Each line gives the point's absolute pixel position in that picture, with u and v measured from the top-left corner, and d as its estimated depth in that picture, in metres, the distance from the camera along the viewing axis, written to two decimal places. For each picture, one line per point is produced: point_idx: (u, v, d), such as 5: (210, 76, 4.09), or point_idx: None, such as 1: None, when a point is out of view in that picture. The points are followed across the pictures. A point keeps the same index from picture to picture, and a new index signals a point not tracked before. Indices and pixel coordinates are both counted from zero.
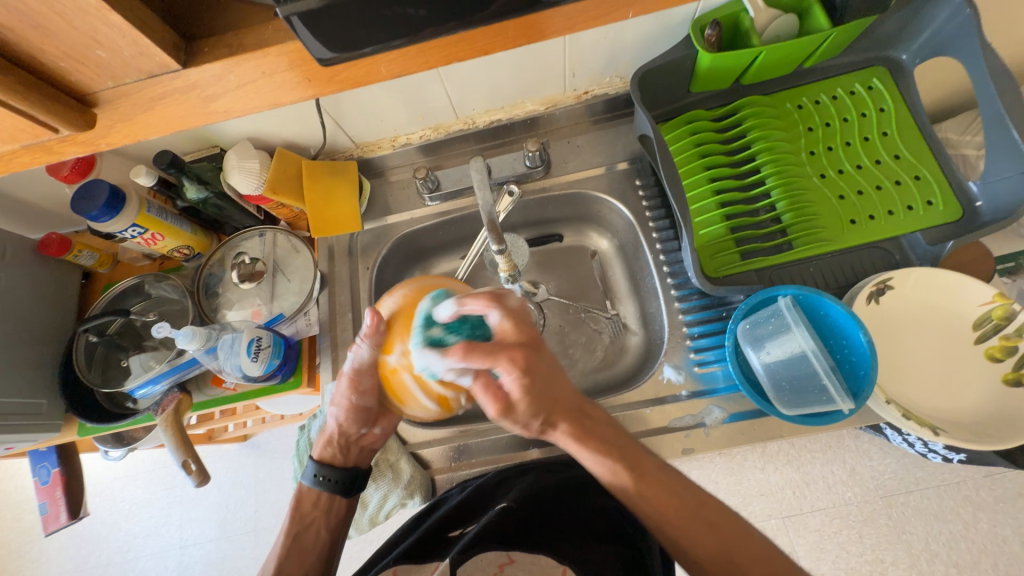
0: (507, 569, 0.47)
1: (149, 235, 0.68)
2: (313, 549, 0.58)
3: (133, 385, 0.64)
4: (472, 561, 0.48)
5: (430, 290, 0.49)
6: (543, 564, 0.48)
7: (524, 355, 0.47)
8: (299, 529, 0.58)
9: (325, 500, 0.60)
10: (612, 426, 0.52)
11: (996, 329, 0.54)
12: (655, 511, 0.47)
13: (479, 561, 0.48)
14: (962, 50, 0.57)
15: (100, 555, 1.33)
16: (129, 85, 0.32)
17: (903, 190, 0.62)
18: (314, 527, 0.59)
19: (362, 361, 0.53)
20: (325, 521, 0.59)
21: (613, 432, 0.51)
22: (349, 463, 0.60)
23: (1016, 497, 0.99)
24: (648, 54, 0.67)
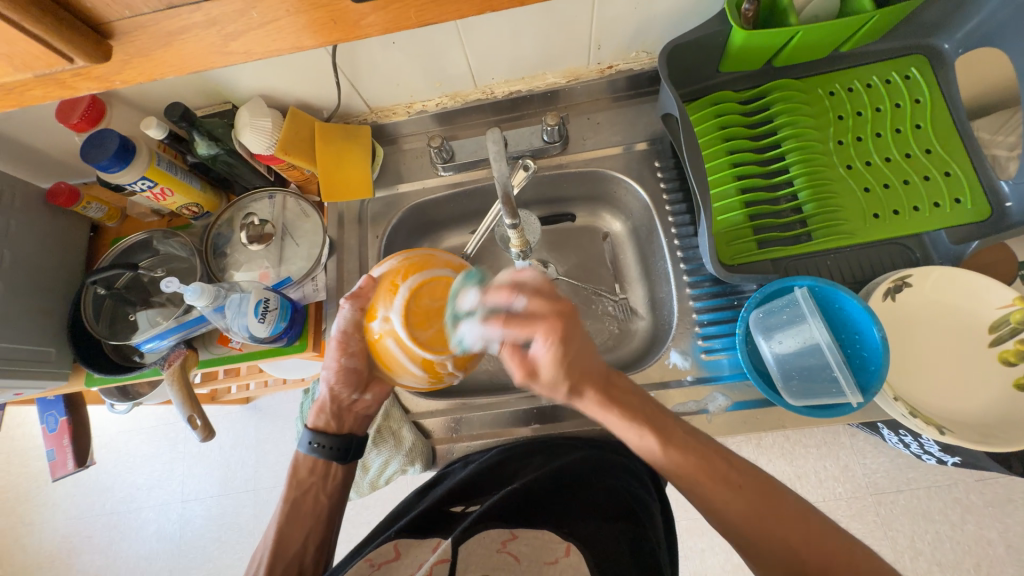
0: (511, 545, 0.54)
1: (159, 189, 0.67)
2: (312, 516, 0.60)
3: (140, 338, 0.64)
4: (472, 543, 0.53)
5: (417, 259, 0.51)
6: (543, 540, 0.55)
7: (559, 328, 0.44)
8: (301, 494, 0.60)
9: (323, 467, 0.62)
10: (636, 393, 0.50)
11: (1014, 333, 0.53)
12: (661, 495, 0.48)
13: (481, 541, 0.53)
14: (1013, 41, 0.54)
15: (104, 504, 1.37)
16: (146, 17, 0.31)
17: (931, 186, 0.60)
18: (313, 495, 0.60)
19: (348, 322, 0.56)
20: (325, 490, 0.61)
21: (638, 399, 0.50)
22: (344, 430, 0.63)
23: (1006, 502, 1.00)
24: (678, 29, 0.64)
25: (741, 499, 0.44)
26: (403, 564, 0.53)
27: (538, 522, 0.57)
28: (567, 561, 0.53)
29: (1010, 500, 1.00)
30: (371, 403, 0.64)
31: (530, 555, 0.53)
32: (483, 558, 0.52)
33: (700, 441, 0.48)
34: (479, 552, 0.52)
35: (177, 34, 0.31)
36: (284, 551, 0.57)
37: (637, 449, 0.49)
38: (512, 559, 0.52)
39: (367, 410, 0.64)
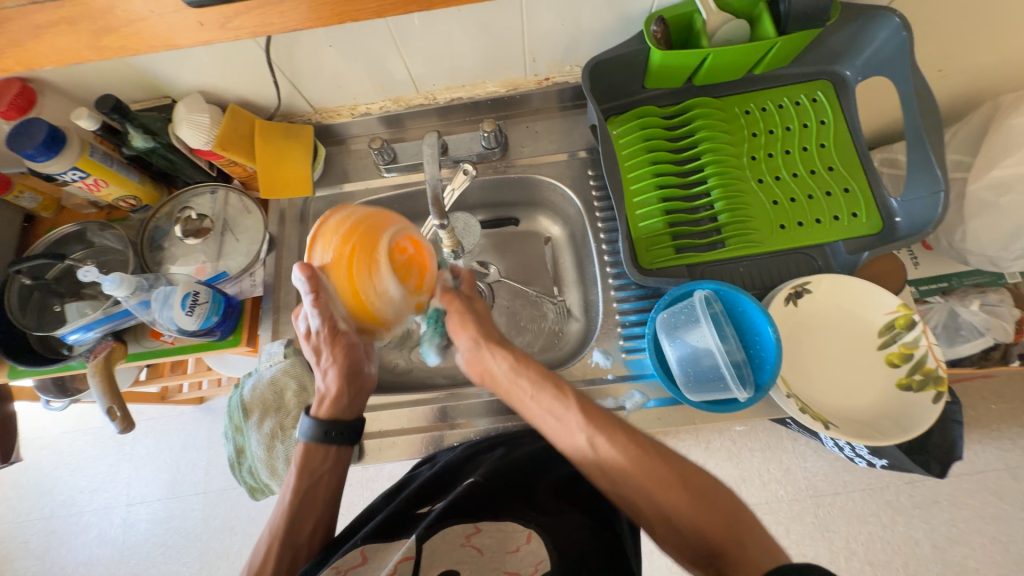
0: (474, 539, 0.52)
1: (91, 180, 0.67)
2: (321, 520, 0.59)
3: (65, 330, 0.63)
4: (436, 540, 0.51)
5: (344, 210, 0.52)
6: (508, 531, 0.53)
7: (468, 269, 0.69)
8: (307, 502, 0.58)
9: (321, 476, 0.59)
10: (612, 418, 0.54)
11: (897, 337, 0.58)
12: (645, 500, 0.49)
13: (446, 536, 0.52)
14: (899, 70, 0.60)
15: (43, 507, 1.31)
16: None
17: (832, 200, 0.65)
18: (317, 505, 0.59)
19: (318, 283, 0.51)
20: (326, 501, 0.59)
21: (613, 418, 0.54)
22: (338, 421, 0.60)
23: (931, 503, 1.06)
24: (605, 46, 0.68)
25: (666, 483, 0.48)
26: (370, 568, 0.50)
27: (505, 516, 0.55)
28: (529, 548, 0.51)
29: (935, 501, 1.06)
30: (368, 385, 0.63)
31: (492, 548, 0.51)
32: (447, 554, 0.50)
33: (607, 421, 0.53)
34: (443, 549, 0.50)
35: None
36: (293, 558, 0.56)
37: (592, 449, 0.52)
38: (475, 553, 0.51)
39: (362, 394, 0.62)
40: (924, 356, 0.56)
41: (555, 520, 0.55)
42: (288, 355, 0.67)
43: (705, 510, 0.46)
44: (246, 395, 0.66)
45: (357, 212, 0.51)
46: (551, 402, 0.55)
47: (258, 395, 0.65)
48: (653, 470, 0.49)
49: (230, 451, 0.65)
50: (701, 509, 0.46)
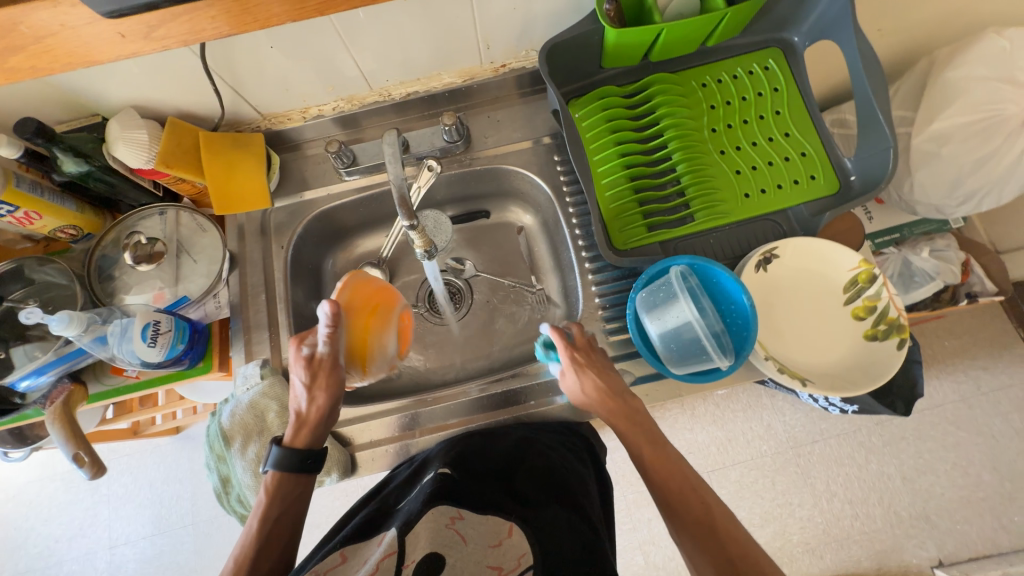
0: (456, 524, 0.50)
1: (22, 213, 0.61)
2: (281, 537, 0.50)
3: (14, 376, 0.59)
4: (420, 524, 0.50)
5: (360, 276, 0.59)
6: (489, 522, 0.51)
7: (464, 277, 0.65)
8: (270, 519, 0.50)
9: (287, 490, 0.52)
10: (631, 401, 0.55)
11: (860, 292, 0.61)
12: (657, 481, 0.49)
13: (431, 517, 0.50)
14: (843, 33, 0.61)
15: (18, 563, 1.24)
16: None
17: (791, 165, 0.67)
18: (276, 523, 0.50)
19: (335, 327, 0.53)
20: (283, 516, 0.51)
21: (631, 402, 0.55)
22: (300, 444, 0.53)
23: (899, 440, 1.13)
24: (559, 28, 0.67)
25: (704, 502, 0.47)
26: (348, 567, 0.49)
27: (485, 507, 0.53)
28: (511, 541, 0.49)
29: (902, 437, 1.13)
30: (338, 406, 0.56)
31: (476, 536, 0.49)
32: (431, 536, 0.48)
33: (637, 409, 0.54)
34: (426, 529, 0.49)
35: None
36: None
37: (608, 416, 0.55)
38: (459, 538, 0.48)
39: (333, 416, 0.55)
40: (886, 307, 0.59)
41: (534, 510, 0.54)
42: (265, 376, 0.64)
43: (737, 534, 0.45)
44: (225, 423, 0.63)
45: (378, 279, 0.59)
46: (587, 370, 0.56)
47: (238, 421, 0.63)
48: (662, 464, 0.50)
49: (215, 481, 0.63)
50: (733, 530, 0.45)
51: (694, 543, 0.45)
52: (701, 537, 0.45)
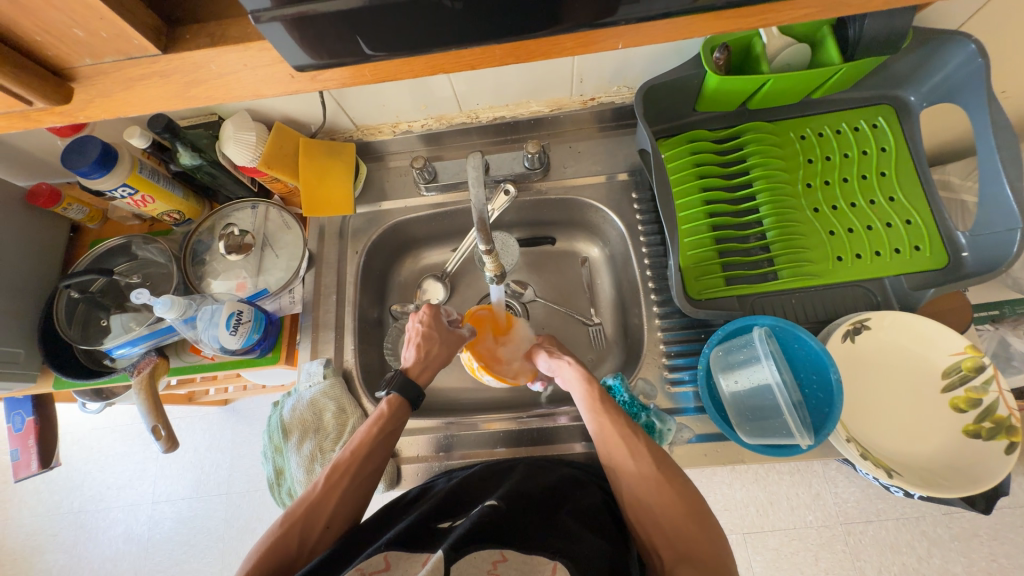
0: (500, 568, 0.45)
1: (139, 196, 0.67)
2: (345, 500, 0.55)
3: (112, 344, 0.64)
4: (463, 561, 0.44)
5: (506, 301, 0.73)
6: (534, 565, 0.45)
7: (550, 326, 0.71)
8: (323, 492, 0.54)
9: (362, 452, 0.57)
10: (647, 439, 0.53)
11: (964, 379, 0.55)
12: (659, 510, 0.49)
13: (471, 561, 0.45)
14: (972, 99, 0.57)
15: (73, 501, 1.34)
16: (107, 64, 0.29)
17: (893, 232, 0.62)
18: (342, 486, 0.55)
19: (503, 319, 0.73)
20: (372, 453, 0.57)
21: (647, 442, 0.53)
22: (415, 378, 0.64)
23: (970, 537, 1.01)
24: (657, 68, 0.66)
25: (664, 493, 0.49)
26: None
27: (532, 547, 0.48)
28: None
29: (975, 535, 1.01)
30: (441, 350, 0.66)
31: None
32: None
33: (653, 445, 0.53)
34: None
35: (142, 79, 0.30)
36: (305, 536, 0.52)
37: (616, 452, 0.53)
38: None
39: (436, 357, 0.65)
40: (994, 403, 0.53)
41: (578, 547, 0.49)
42: (327, 376, 0.69)
43: (696, 529, 0.47)
44: (285, 415, 0.68)
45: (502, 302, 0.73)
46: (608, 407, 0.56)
47: (298, 416, 0.67)
48: (677, 491, 0.49)
49: (269, 472, 0.66)
50: (692, 525, 0.47)
51: (652, 528, 0.49)
52: (653, 523, 0.49)
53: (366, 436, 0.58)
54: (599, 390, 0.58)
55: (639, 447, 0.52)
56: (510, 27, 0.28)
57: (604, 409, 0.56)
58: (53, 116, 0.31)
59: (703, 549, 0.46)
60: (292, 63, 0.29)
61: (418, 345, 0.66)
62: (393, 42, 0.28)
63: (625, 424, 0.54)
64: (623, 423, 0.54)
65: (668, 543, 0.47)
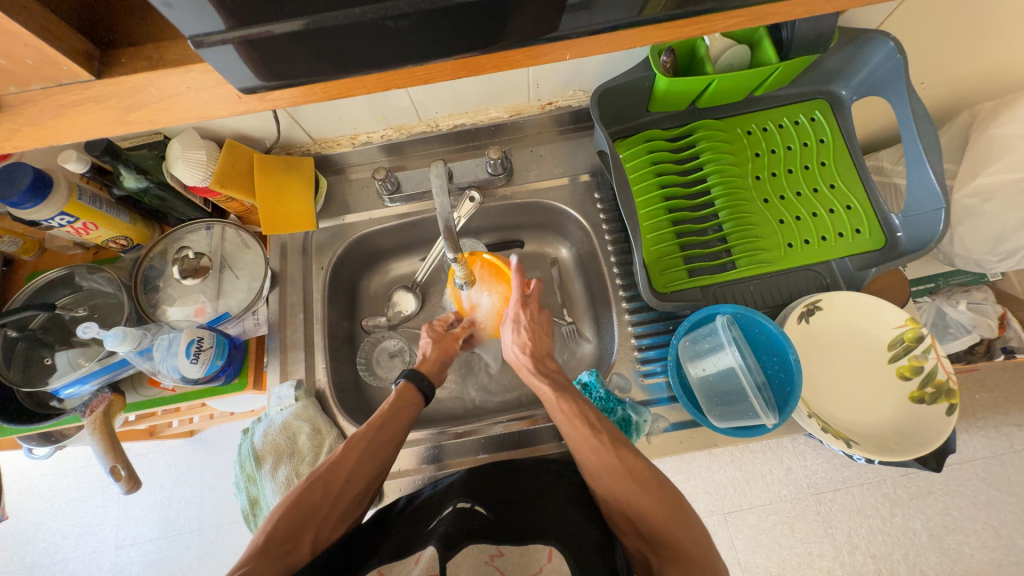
0: (498, 562, 0.47)
1: (80, 224, 0.63)
2: (363, 463, 0.55)
3: (59, 384, 0.60)
4: (459, 557, 0.47)
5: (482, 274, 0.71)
6: (530, 555, 0.48)
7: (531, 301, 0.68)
8: (343, 456, 0.54)
9: (381, 420, 0.58)
10: (623, 446, 0.53)
11: (906, 350, 0.59)
12: (640, 510, 0.48)
13: (469, 553, 0.47)
14: (894, 92, 0.62)
15: (25, 557, 1.24)
16: (34, 92, 0.28)
17: (836, 218, 0.66)
18: (362, 449, 0.56)
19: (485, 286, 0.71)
20: (373, 443, 0.56)
21: (623, 452, 0.52)
22: (422, 370, 0.64)
23: (926, 494, 1.08)
24: (609, 72, 0.68)
25: (642, 497, 0.49)
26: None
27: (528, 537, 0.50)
28: (551, 569, 0.47)
29: (930, 491, 1.08)
30: (441, 349, 0.67)
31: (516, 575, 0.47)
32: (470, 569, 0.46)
33: (628, 450, 0.52)
34: (466, 569, 0.46)
35: (75, 105, 0.28)
36: (328, 490, 0.52)
37: (593, 467, 0.53)
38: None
39: (437, 354, 0.67)
40: (934, 369, 0.57)
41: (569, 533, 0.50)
42: (299, 398, 0.66)
43: (678, 529, 0.46)
44: (258, 442, 0.65)
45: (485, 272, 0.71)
46: (575, 418, 0.55)
47: (271, 441, 0.65)
48: (655, 496, 0.48)
49: (244, 502, 0.63)
50: (673, 525, 0.47)
51: (638, 533, 0.49)
52: (633, 525, 0.49)
53: (382, 411, 0.59)
54: (565, 402, 0.57)
55: (608, 458, 0.52)
56: (458, 43, 0.28)
57: (573, 422, 0.55)
58: None
59: (688, 547, 0.45)
60: (239, 86, 0.28)
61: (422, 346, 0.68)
62: (344, 62, 0.28)
63: (592, 433, 0.54)
64: (587, 431, 0.54)
65: (653, 548, 0.47)
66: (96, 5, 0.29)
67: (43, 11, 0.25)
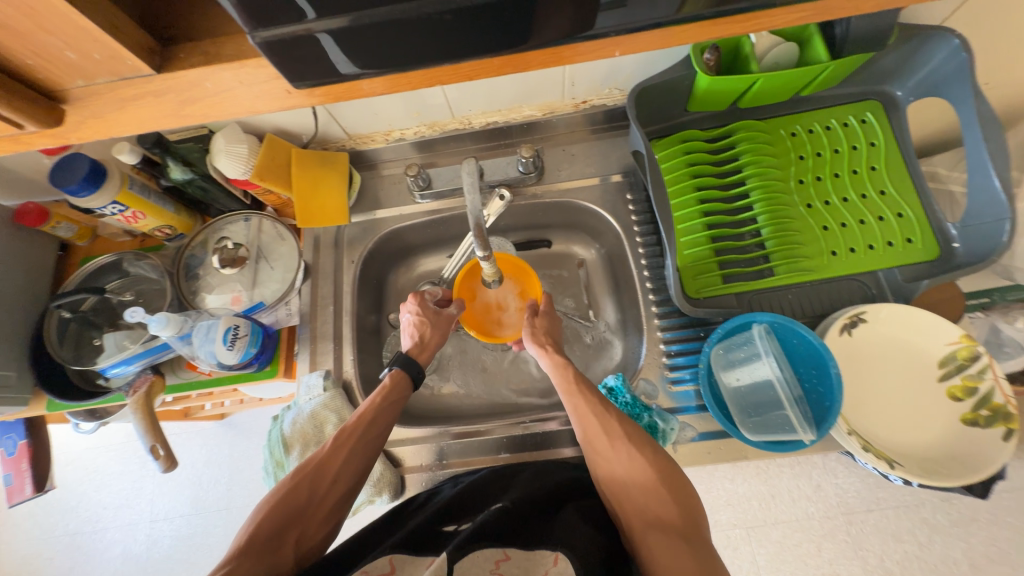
0: (503, 567, 0.46)
1: (130, 213, 0.66)
2: (351, 459, 0.56)
3: (106, 364, 0.63)
4: (467, 559, 0.46)
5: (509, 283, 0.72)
6: (535, 560, 0.47)
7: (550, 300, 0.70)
8: (329, 454, 0.55)
9: (369, 417, 0.59)
10: (628, 422, 0.56)
11: (960, 369, 0.56)
12: (635, 484, 0.51)
13: (475, 559, 0.46)
14: (957, 93, 0.58)
15: (68, 524, 1.32)
16: (100, 85, 0.29)
17: (885, 226, 0.63)
18: (349, 447, 0.56)
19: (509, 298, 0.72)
20: (359, 443, 0.57)
21: (628, 427, 0.55)
22: (416, 357, 0.66)
23: (969, 522, 1.02)
24: (647, 70, 0.67)
25: (638, 471, 0.51)
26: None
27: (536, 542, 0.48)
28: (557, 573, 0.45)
29: (974, 520, 1.02)
30: (436, 333, 0.68)
31: None
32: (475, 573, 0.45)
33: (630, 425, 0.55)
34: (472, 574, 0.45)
35: (136, 98, 0.29)
36: (315, 488, 0.53)
37: (593, 440, 0.55)
38: None
39: (432, 340, 0.67)
40: (991, 391, 0.54)
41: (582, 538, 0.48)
42: (327, 388, 0.68)
43: (666, 496, 0.49)
44: (286, 429, 0.67)
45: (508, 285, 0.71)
46: (587, 393, 0.58)
47: (298, 429, 0.66)
48: (650, 467, 0.52)
49: (272, 487, 0.65)
50: (662, 493, 0.49)
51: (630, 510, 0.51)
52: (627, 497, 0.51)
53: (370, 406, 0.59)
54: (580, 378, 0.60)
55: (613, 427, 0.55)
56: (506, 39, 0.28)
57: (582, 394, 0.58)
58: (45, 138, 0.30)
59: (672, 514, 0.48)
60: (290, 81, 0.28)
61: (414, 330, 0.68)
62: (392, 58, 0.28)
63: (599, 404, 0.57)
64: (596, 401, 0.57)
65: (642, 518, 0.49)
66: (158, 2, 0.30)
67: (111, 6, 0.26)
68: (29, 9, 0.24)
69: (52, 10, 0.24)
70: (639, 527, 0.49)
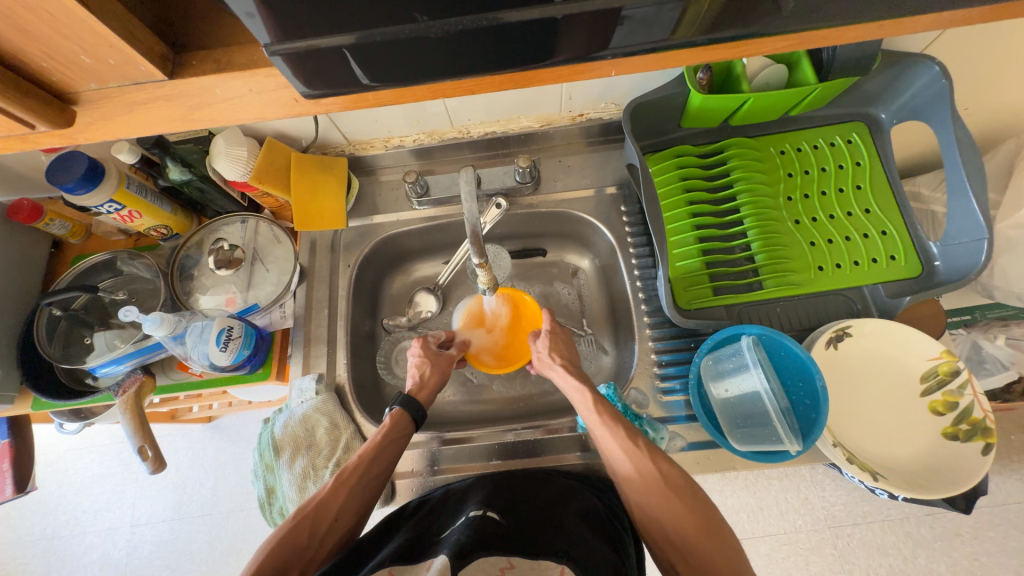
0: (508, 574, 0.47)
1: (126, 212, 0.66)
2: (356, 498, 0.54)
3: (96, 363, 0.63)
4: (471, 565, 0.46)
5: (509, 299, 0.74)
6: (541, 566, 0.47)
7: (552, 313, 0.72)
8: (332, 493, 0.53)
9: (372, 454, 0.57)
10: (660, 453, 0.52)
11: (940, 384, 0.57)
12: (670, 523, 0.48)
13: (479, 564, 0.47)
14: (937, 118, 0.60)
15: (46, 527, 1.28)
16: (112, 88, 0.29)
17: (869, 243, 0.65)
18: (352, 485, 0.54)
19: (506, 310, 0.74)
20: (361, 481, 0.55)
21: (660, 459, 0.51)
22: (416, 397, 0.64)
23: (952, 536, 1.03)
24: (643, 87, 0.69)
25: (673, 507, 0.49)
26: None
27: (538, 551, 0.49)
28: None
29: (957, 534, 1.03)
30: (436, 373, 0.67)
31: None
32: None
33: (666, 459, 0.52)
34: None
35: (146, 103, 0.30)
36: (315, 529, 0.51)
37: (625, 476, 0.52)
38: None
39: (432, 379, 0.66)
40: (970, 406, 0.55)
41: (577, 548, 0.50)
42: (319, 391, 0.68)
43: (708, 542, 0.47)
44: (278, 432, 0.67)
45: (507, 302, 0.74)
46: (613, 420, 0.55)
47: (290, 433, 0.66)
48: (690, 503, 0.48)
49: (260, 491, 0.65)
50: (703, 539, 0.47)
51: (666, 544, 0.49)
52: (665, 536, 0.49)
53: (374, 444, 0.57)
54: (602, 404, 0.57)
55: (642, 455, 0.51)
56: (509, 58, 0.29)
57: (607, 425, 0.55)
58: (52, 138, 0.31)
59: (715, 560, 0.45)
60: (297, 91, 0.29)
61: (416, 369, 0.67)
62: (399, 72, 0.29)
63: (627, 438, 0.53)
64: (623, 434, 0.53)
65: (681, 556, 0.48)
66: (169, 10, 0.31)
67: (126, 14, 0.27)
68: (48, 16, 0.24)
69: (70, 16, 0.24)
70: (681, 573, 0.47)
